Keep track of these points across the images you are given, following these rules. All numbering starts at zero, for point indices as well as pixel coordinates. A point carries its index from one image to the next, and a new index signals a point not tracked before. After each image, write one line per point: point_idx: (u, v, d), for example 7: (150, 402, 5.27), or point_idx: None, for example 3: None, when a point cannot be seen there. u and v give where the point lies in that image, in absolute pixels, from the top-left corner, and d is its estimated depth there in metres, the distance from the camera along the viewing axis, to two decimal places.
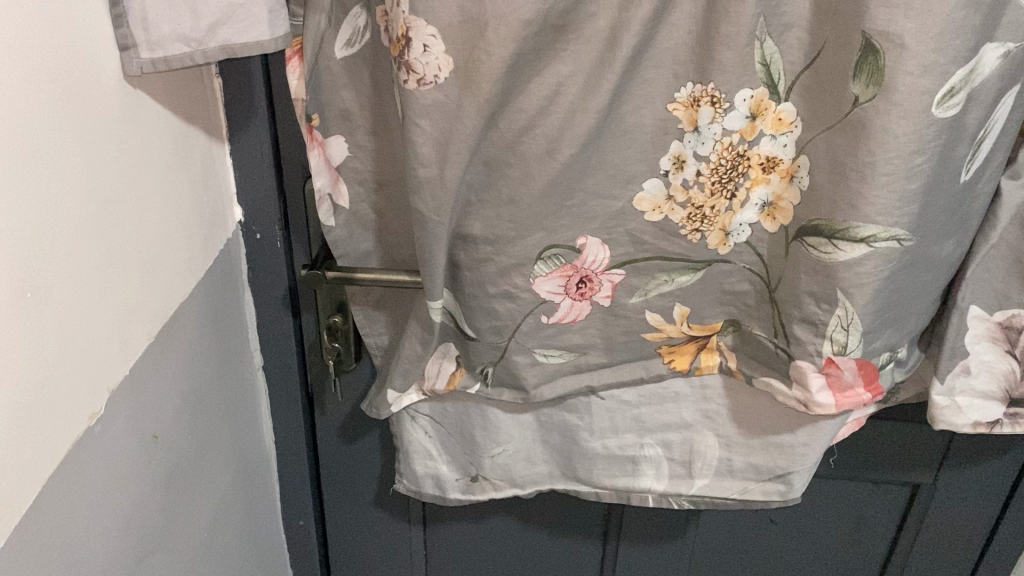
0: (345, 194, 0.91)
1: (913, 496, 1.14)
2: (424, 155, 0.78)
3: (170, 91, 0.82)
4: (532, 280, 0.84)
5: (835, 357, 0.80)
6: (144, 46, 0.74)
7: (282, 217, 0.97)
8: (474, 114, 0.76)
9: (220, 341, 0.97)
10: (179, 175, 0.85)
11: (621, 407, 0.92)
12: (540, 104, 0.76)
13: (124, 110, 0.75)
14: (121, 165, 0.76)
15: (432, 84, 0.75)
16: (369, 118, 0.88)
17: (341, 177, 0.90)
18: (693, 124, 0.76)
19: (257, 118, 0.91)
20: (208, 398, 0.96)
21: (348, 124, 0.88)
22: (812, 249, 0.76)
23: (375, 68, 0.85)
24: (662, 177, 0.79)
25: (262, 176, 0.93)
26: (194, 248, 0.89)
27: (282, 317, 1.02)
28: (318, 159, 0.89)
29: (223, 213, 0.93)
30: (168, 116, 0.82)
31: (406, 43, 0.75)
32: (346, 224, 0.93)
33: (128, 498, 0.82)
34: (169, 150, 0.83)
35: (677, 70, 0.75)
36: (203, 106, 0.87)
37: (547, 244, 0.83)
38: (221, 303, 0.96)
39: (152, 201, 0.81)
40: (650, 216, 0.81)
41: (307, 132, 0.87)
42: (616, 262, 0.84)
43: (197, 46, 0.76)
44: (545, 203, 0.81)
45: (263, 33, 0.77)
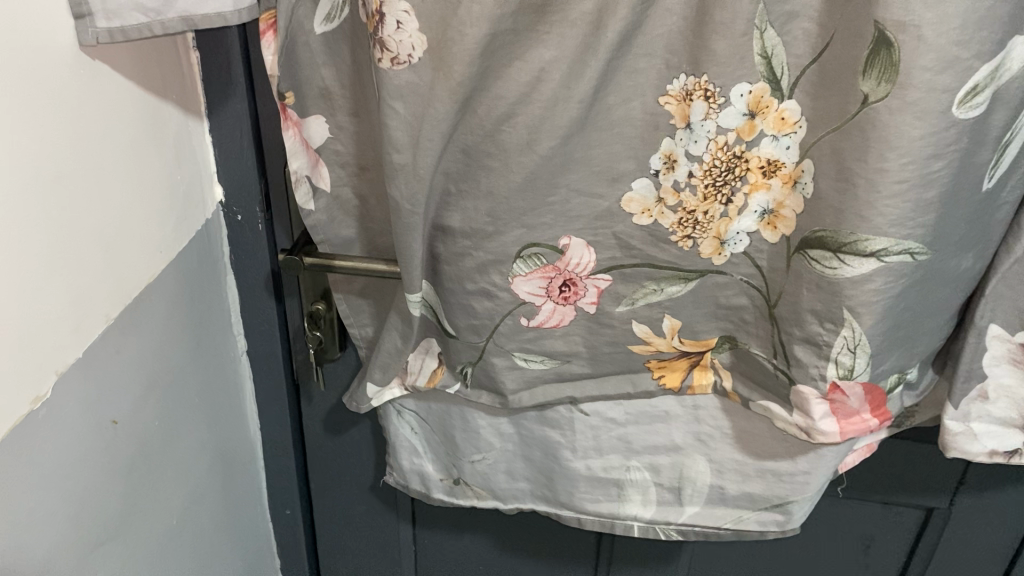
0: (325, 177, 0.86)
1: (926, 522, 1.05)
2: (399, 141, 0.72)
3: (145, 60, 0.76)
4: (511, 279, 0.78)
5: (840, 382, 0.70)
6: (101, 15, 0.67)
7: (263, 199, 0.92)
8: (446, 98, 0.70)
9: (199, 322, 0.93)
10: (154, 150, 0.80)
11: (606, 425, 0.85)
12: (520, 91, 0.70)
13: (90, 84, 0.70)
14: (86, 146, 0.70)
15: (407, 63, 0.70)
16: (350, 98, 0.82)
17: (321, 159, 0.85)
18: (685, 120, 0.68)
19: (235, 96, 0.86)
20: (184, 382, 0.92)
21: (328, 104, 0.83)
22: (812, 263, 0.67)
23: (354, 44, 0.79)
24: (651, 177, 0.71)
25: (243, 155, 0.89)
26: (166, 228, 0.84)
27: (265, 303, 0.99)
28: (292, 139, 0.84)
29: (202, 190, 0.89)
30: (141, 89, 0.77)
31: (380, 19, 0.69)
32: (327, 207, 0.88)
33: (88, 488, 0.78)
34: (143, 125, 0.78)
35: (670, 59, 0.67)
36: (178, 80, 0.82)
37: (527, 243, 0.76)
38: (200, 284, 0.92)
39: (122, 178, 0.76)
40: (639, 219, 0.73)
41: (280, 110, 0.82)
42: (603, 267, 0.76)
43: (156, 17, 0.70)
44: (524, 198, 0.74)
45: (224, 4, 0.71)
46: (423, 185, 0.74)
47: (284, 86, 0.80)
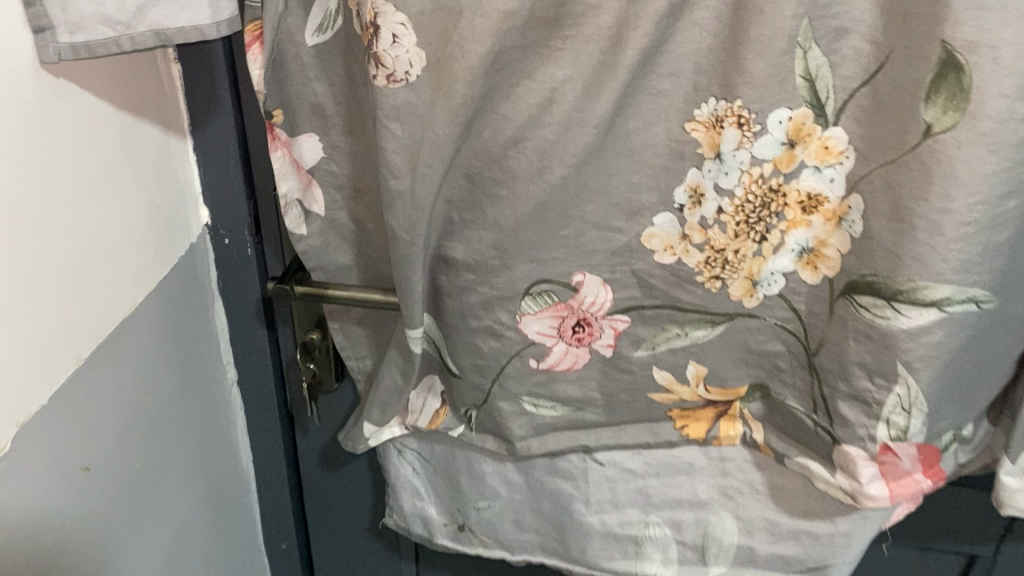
0: (318, 199, 0.78)
1: (966, 569, 0.97)
2: (396, 167, 0.64)
3: (122, 75, 0.68)
4: (519, 318, 0.70)
5: (892, 444, 0.62)
6: (63, 28, 0.56)
7: (253, 222, 0.85)
8: (447, 121, 0.63)
9: (186, 354, 0.85)
10: (134, 173, 0.71)
11: (624, 476, 0.78)
12: (530, 114, 0.62)
13: (64, 109, 0.60)
14: (62, 177, 0.62)
15: (404, 82, 0.62)
16: (345, 115, 0.74)
17: (314, 180, 0.77)
18: (715, 149, 0.60)
19: (220, 112, 0.79)
20: (173, 422, 0.84)
21: (321, 121, 0.75)
22: (863, 311, 0.59)
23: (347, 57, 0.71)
24: (676, 212, 0.63)
25: (230, 176, 0.82)
26: (144, 255, 0.75)
27: (256, 332, 0.92)
28: (281, 160, 0.76)
29: (186, 212, 0.81)
30: (119, 106, 0.68)
31: (374, 32, 0.61)
32: (321, 232, 0.80)
33: (80, 551, 0.70)
34: (123, 146, 0.69)
35: (699, 80, 0.59)
36: (159, 95, 0.74)
37: (537, 279, 0.69)
38: (184, 313, 0.83)
39: (104, 208, 0.68)
40: (661, 257, 0.65)
41: (267, 130, 0.73)
42: (622, 307, 0.68)
43: (126, 31, 0.58)
44: (534, 231, 0.66)
45: (202, 16, 0.60)
46: (423, 215, 0.66)
47: (270, 103, 0.71)
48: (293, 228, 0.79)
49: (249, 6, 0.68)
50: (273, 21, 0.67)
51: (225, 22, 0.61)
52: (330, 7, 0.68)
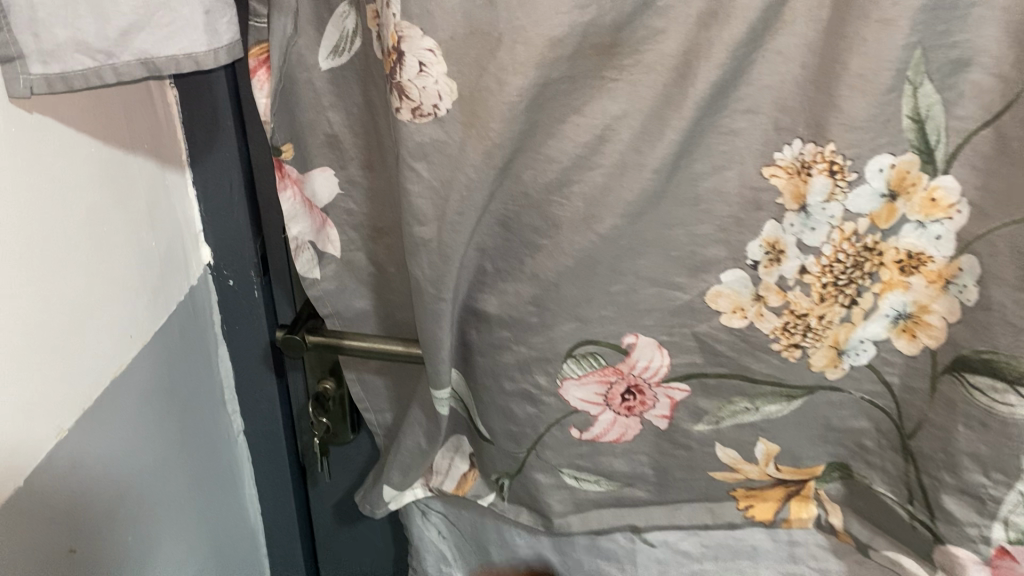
0: (335, 240, 0.68)
1: None
2: (423, 212, 0.57)
3: (104, 103, 0.58)
4: (560, 382, 0.61)
5: (1010, 547, 0.53)
6: (36, 57, 0.45)
7: (260, 260, 0.75)
8: (480, 163, 0.53)
9: (188, 410, 0.75)
10: (124, 213, 0.62)
11: (678, 561, 0.69)
12: (577, 154, 0.53)
13: (38, 149, 0.51)
14: (43, 226, 0.52)
15: (432, 116, 0.53)
16: (364, 147, 0.64)
17: (328, 219, 0.67)
18: (799, 200, 0.51)
19: (222, 145, 0.69)
20: (178, 489, 0.74)
21: (337, 153, 0.65)
22: (976, 394, 0.50)
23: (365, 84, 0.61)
24: (748, 269, 0.54)
25: (235, 214, 0.72)
26: (139, 299, 0.64)
27: (265, 381, 0.82)
28: (291, 200, 0.66)
29: (184, 253, 0.71)
30: (102, 139, 0.58)
31: (397, 59, 0.52)
32: (337, 275, 0.69)
33: None
34: (108, 184, 0.59)
35: (781, 117, 0.50)
36: (151, 125, 0.64)
37: (580, 340, 0.59)
38: (183, 358, 0.73)
39: (92, 256, 0.58)
40: (729, 319, 0.56)
41: (275, 167, 0.64)
42: (681, 374, 0.59)
43: (108, 61, 0.47)
44: (578, 286, 0.57)
45: (196, 43, 0.48)
46: (452, 268, 0.57)
47: (279, 138, 0.62)
48: (304, 272, 0.68)
49: (254, 26, 0.59)
50: (283, 44, 0.58)
51: (224, 50, 0.49)
52: (345, 27, 0.59)
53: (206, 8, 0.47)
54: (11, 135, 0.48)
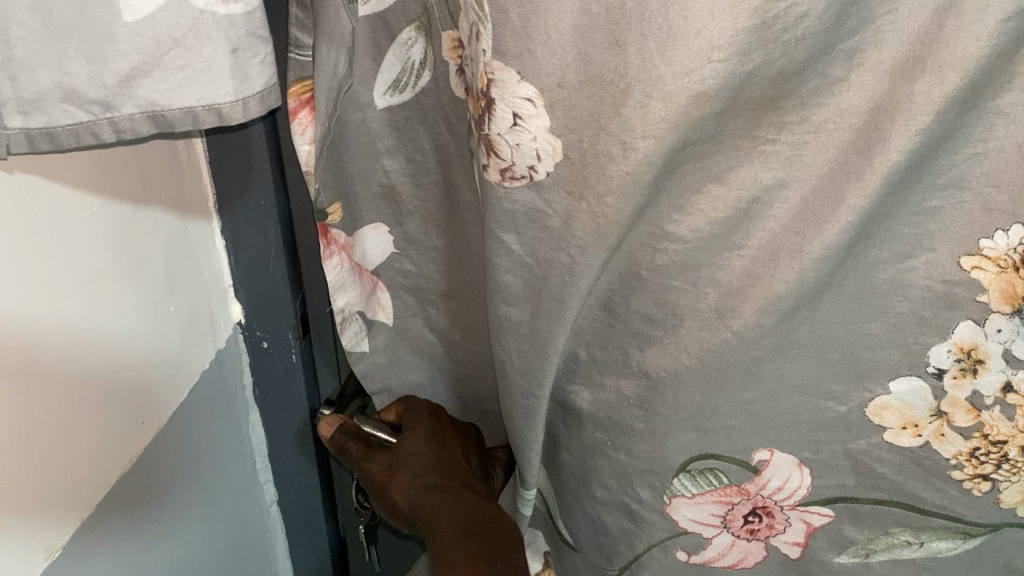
0: (383, 306, 0.56)
1: None
2: (514, 292, 0.46)
3: (113, 149, 0.41)
4: (669, 500, 0.49)
5: None
6: (10, 106, 0.31)
7: (299, 323, 0.61)
8: (591, 244, 0.41)
9: (217, 511, 0.59)
10: (140, 289, 0.45)
11: None
12: (714, 231, 0.42)
13: (22, 238, 0.35)
14: (31, 353, 0.36)
15: (526, 180, 0.42)
16: (428, 201, 0.53)
17: (378, 283, 0.55)
18: (1014, 303, 0.39)
19: (257, 189, 0.53)
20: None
21: (394, 208, 0.53)
22: None
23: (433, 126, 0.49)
24: (930, 379, 0.42)
25: (272, 270, 0.57)
26: (163, 390, 0.48)
27: (296, 456, 0.69)
28: (337, 269, 0.52)
29: (209, 316, 0.55)
30: (110, 195, 0.41)
31: (487, 106, 0.41)
32: (387, 345, 0.57)
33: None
34: (121, 254, 0.43)
35: (994, 195, 0.38)
36: (176, 168, 0.48)
37: (697, 454, 0.48)
38: (213, 449, 0.57)
39: (100, 365, 0.42)
40: (897, 438, 0.44)
41: (319, 234, 0.50)
42: (824, 498, 0.48)
43: (106, 114, 0.33)
44: (715, 390, 0.45)
45: (219, 92, 0.33)
46: (548, 362, 0.46)
47: (326, 198, 0.48)
48: (350, 347, 0.56)
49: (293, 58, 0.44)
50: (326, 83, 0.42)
51: (256, 101, 0.35)
52: (410, 58, 0.46)
53: (234, 43, 0.33)
54: None
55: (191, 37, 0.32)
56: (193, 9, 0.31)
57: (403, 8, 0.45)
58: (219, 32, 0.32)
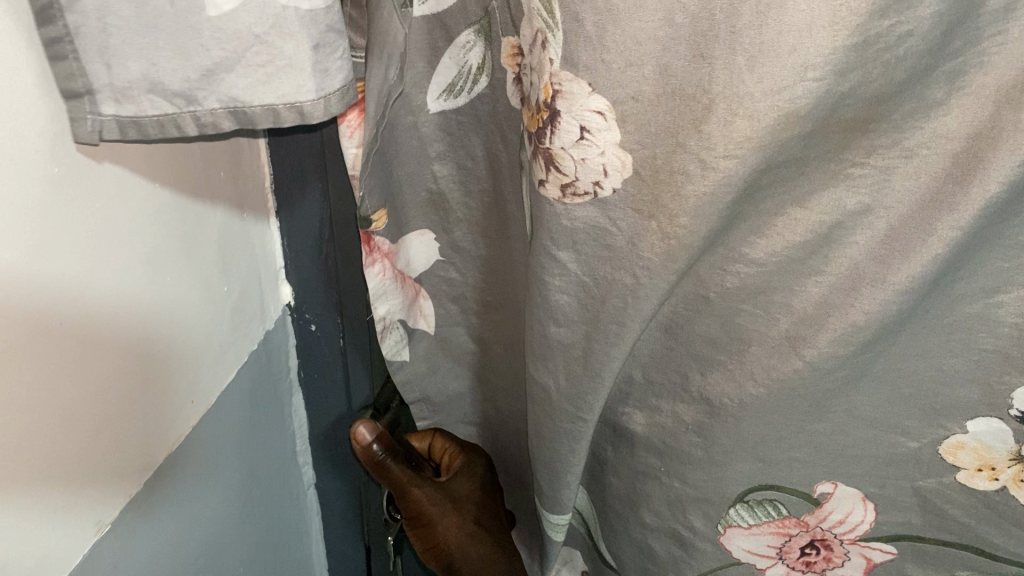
0: (427, 314, 0.54)
1: None
2: (566, 313, 0.43)
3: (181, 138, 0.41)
4: (724, 529, 0.48)
5: None
6: (107, 93, 0.31)
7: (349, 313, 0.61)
8: (656, 268, 0.39)
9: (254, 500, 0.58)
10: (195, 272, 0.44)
11: None
12: (790, 255, 0.40)
13: (96, 229, 0.34)
14: (99, 334, 0.35)
15: (589, 197, 0.40)
16: (476, 211, 0.50)
17: (423, 290, 0.53)
18: None
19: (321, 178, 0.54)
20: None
21: (441, 215, 0.51)
22: None
23: (486, 133, 0.47)
24: (1012, 422, 0.40)
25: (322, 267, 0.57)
26: (220, 371, 0.48)
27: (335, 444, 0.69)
28: (377, 278, 0.50)
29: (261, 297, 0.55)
30: (176, 180, 0.41)
31: (549, 118, 0.40)
32: (429, 354, 0.56)
33: None
34: (186, 236, 0.43)
35: None
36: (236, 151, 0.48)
37: (757, 484, 0.46)
38: (261, 430, 0.57)
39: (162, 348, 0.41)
40: (970, 479, 0.42)
41: (363, 240, 0.48)
42: (887, 534, 0.46)
43: (190, 108, 0.32)
44: (781, 422, 0.43)
45: (301, 89, 0.32)
46: (603, 389, 0.44)
47: (371, 204, 0.46)
48: (389, 355, 0.54)
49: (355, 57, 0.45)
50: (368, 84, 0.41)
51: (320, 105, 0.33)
52: (468, 62, 0.44)
53: (316, 41, 0.31)
54: (61, 212, 0.32)
55: (273, 33, 0.30)
56: (276, 5, 0.30)
57: (462, 11, 0.42)
58: (298, 28, 0.30)
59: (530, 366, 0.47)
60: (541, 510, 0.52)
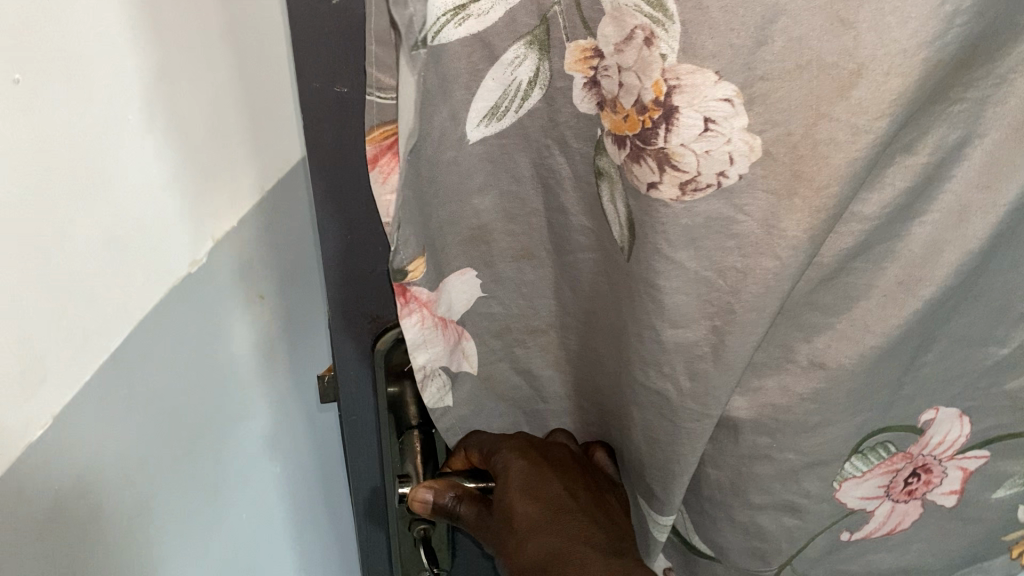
0: (471, 353, 0.50)
1: None
2: (685, 313, 0.42)
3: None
4: (838, 485, 0.49)
5: None
6: None
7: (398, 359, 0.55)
8: (798, 246, 0.38)
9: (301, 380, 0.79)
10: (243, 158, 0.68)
11: None
12: (900, 204, 0.40)
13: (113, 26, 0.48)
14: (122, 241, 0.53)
15: (714, 188, 0.38)
16: (519, 236, 0.46)
17: (467, 330, 0.48)
18: None
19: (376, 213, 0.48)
20: (246, 442, 0.73)
21: (483, 249, 0.46)
22: None
23: (533, 149, 0.43)
24: None
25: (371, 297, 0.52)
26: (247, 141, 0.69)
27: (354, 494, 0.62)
28: (416, 326, 0.45)
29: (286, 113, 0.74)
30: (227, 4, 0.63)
31: (658, 115, 0.37)
32: (472, 395, 0.52)
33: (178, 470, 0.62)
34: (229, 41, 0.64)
35: None
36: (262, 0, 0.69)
37: (869, 431, 0.47)
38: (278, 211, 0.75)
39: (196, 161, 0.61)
40: None
41: (394, 293, 0.43)
42: (980, 441, 0.49)
43: None
44: (896, 358, 0.45)
45: None
46: (731, 380, 0.43)
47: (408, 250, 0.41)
48: (434, 403, 0.49)
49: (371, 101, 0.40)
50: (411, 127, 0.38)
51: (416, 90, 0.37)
52: (517, 80, 0.40)
53: None
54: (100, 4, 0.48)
55: None
56: None
57: (512, 24, 0.38)
58: None
59: (637, 370, 0.45)
60: (647, 510, 0.51)
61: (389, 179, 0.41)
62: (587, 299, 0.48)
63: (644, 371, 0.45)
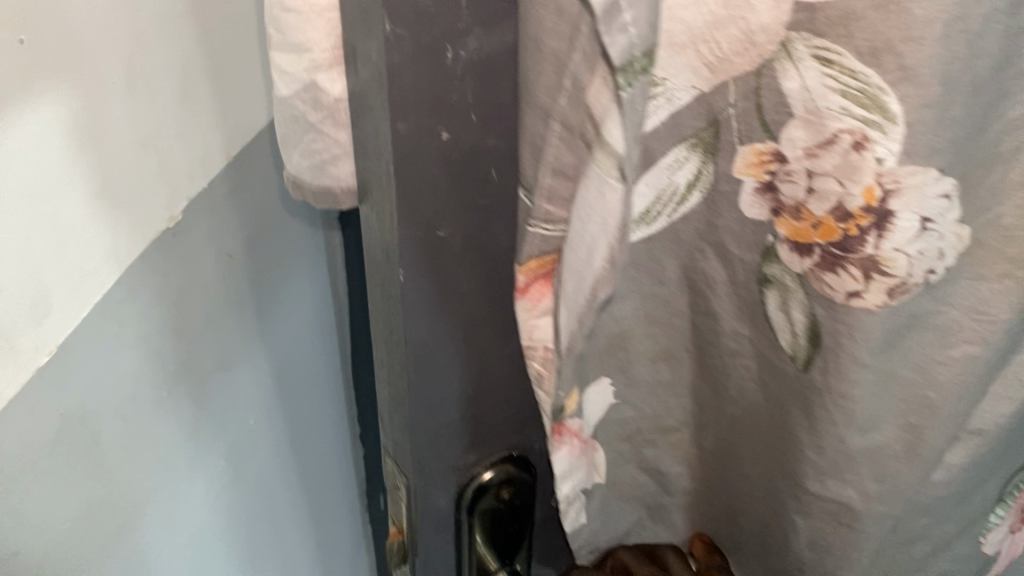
0: (602, 466, 0.45)
1: None
2: (880, 417, 0.38)
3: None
4: (980, 536, 0.47)
5: None
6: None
7: (475, 511, 0.49)
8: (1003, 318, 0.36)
9: (299, 377, 0.73)
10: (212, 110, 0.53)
11: None
12: None
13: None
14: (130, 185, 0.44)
15: (921, 286, 0.35)
16: (660, 341, 0.42)
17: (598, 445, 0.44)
18: None
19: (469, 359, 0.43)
20: (234, 425, 0.60)
21: (620, 358, 0.41)
22: None
23: (682, 251, 0.39)
24: None
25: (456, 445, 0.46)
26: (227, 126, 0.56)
27: None
28: (564, 458, 0.41)
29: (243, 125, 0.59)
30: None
31: (864, 219, 0.33)
32: (601, 503, 0.47)
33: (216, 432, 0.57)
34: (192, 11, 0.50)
35: None
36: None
37: (1011, 475, 0.46)
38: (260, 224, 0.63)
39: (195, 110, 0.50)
40: None
41: (553, 431, 0.39)
42: None
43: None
44: None
45: None
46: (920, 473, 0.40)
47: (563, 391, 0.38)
48: (571, 527, 0.46)
49: (533, 232, 0.35)
50: (611, 255, 0.33)
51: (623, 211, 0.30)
52: (673, 185, 0.36)
53: None
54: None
55: None
56: None
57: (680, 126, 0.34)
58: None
59: (814, 481, 0.41)
60: None
61: (538, 306, 0.37)
62: (737, 406, 0.43)
63: (820, 480, 0.41)
